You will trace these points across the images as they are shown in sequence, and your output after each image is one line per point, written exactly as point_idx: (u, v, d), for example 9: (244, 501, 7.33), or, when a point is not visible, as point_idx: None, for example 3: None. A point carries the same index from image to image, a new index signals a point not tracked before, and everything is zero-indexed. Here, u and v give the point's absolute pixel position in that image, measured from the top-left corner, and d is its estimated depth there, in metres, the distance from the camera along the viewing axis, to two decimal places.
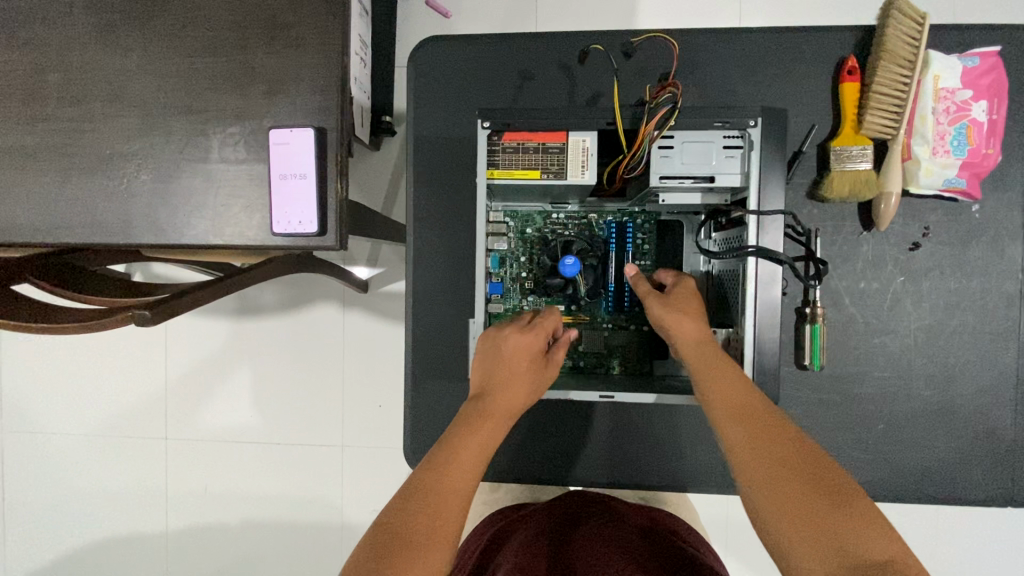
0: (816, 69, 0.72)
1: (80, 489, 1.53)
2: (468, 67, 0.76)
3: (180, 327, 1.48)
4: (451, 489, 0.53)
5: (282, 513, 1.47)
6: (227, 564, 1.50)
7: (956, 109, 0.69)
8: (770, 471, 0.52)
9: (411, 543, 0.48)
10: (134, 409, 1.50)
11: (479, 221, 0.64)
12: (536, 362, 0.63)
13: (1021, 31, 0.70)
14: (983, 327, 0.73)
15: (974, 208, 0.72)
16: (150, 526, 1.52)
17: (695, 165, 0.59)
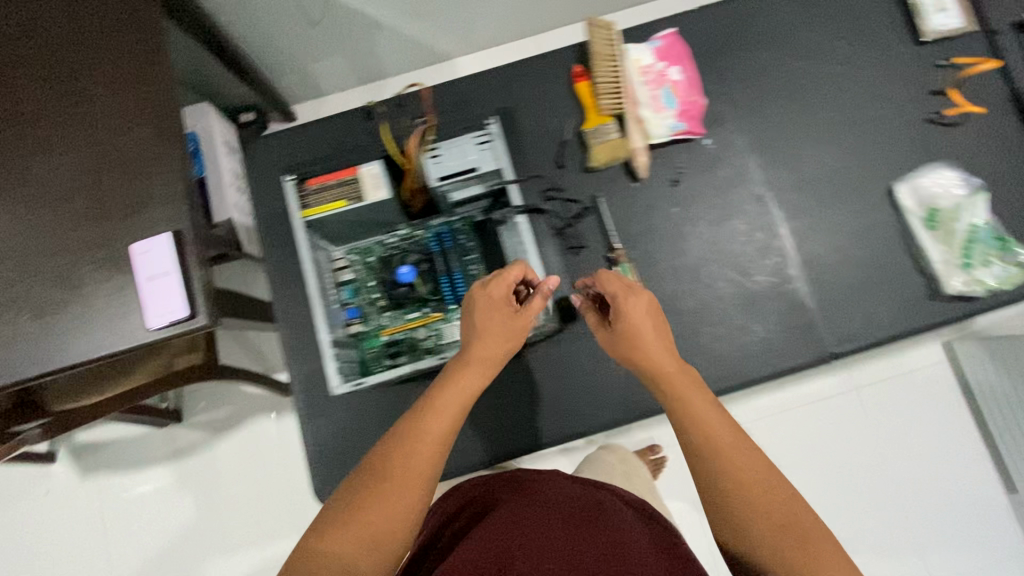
0: (556, 80, 0.94)
1: None
2: (290, 149, 0.91)
3: (115, 489, 1.46)
4: (431, 437, 0.65)
5: None
6: None
7: (658, 77, 0.90)
8: (746, 492, 0.59)
9: (392, 476, 0.61)
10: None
11: (305, 256, 0.82)
12: (502, 311, 0.75)
13: (687, 15, 0.95)
14: (750, 226, 0.90)
15: (705, 141, 0.91)
16: None
17: (456, 159, 0.86)
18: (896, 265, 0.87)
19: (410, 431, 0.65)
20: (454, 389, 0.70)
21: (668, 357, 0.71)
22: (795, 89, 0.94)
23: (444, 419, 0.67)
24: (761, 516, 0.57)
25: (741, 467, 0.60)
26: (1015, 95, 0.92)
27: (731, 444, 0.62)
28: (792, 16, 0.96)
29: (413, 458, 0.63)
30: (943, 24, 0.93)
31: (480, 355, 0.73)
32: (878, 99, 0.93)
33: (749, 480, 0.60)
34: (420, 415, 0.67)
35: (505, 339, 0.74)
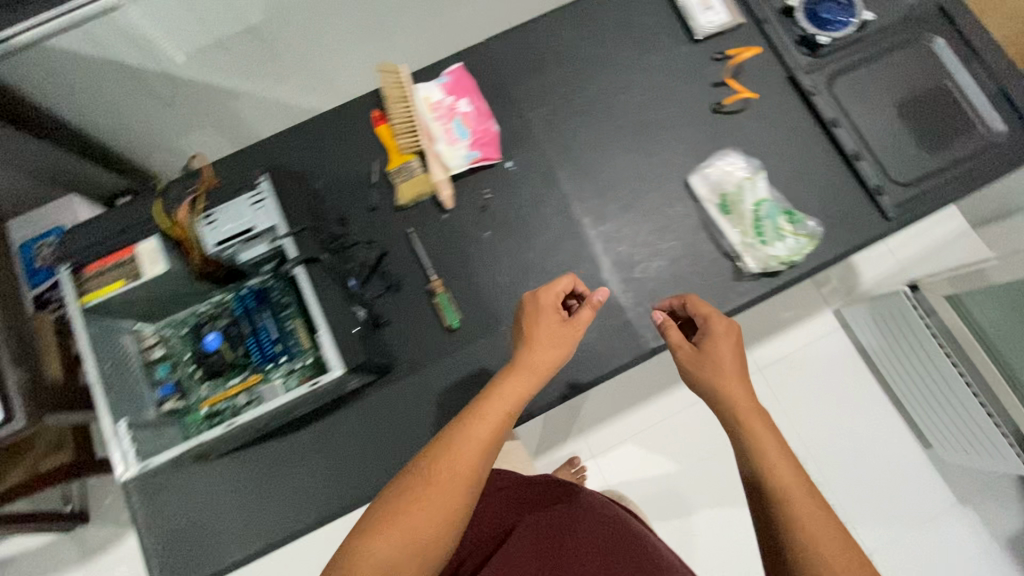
0: (358, 128, 0.97)
1: None
2: None
3: None
4: (474, 446, 0.70)
5: None
6: None
7: (449, 112, 0.93)
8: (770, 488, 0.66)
9: (431, 487, 0.67)
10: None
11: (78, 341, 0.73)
12: (560, 318, 0.79)
13: (476, 48, 1.00)
14: (561, 239, 0.93)
15: (507, 164, 0.95)
16: None
17: (234, 221, 0.77)
18: (702, 254, 0.90)
19: (462, 440, 0.70)
20: (495, 399, 0.74)
21: (729, 363, 0.76)
22: (587, 101, 0.98)
23: (491, 427, 0.72)
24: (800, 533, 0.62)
25: (778, 474, 0.66)
26: (788, 76, 0.97)
27: (770, 451, 0.68)
28: (573, 33, 1.00)
29: (452, 472, 0.68)
30: (712, 20, 0.99)
31: (536, 360, 0.77)
32: (665, 99, 0.98)
33: (783, 494, 0.65)
34: (467, 420, 0.72)
35: (560, 349, 0.78)
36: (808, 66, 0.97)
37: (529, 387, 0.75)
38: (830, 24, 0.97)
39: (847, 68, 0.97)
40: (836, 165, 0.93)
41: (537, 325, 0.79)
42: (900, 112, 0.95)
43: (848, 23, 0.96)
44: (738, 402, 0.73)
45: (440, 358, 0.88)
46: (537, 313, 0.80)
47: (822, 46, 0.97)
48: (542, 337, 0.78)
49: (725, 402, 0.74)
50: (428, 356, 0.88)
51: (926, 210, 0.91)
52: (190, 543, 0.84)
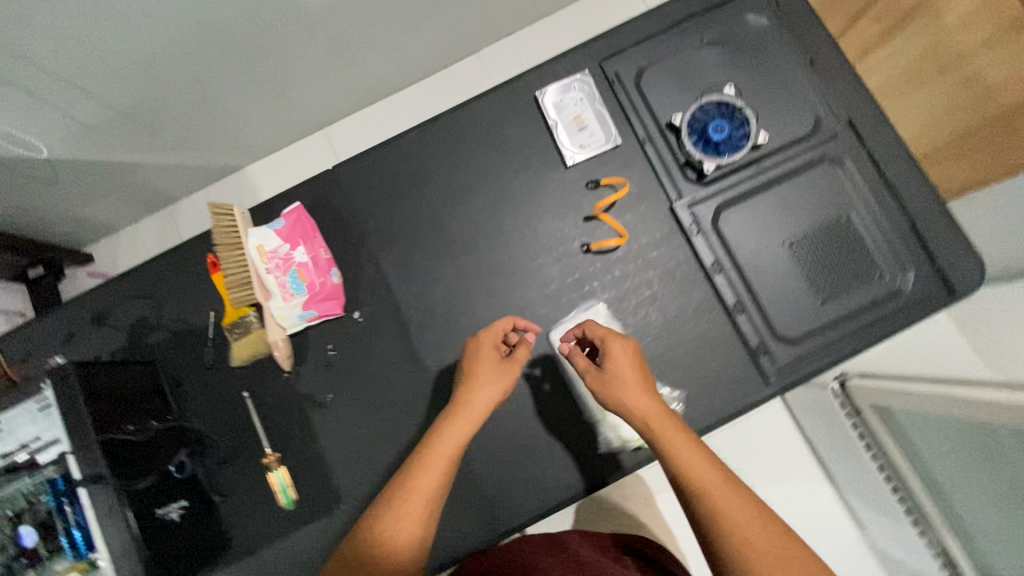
0: (194, 272, 0.89)
1: None
2: None
3: None
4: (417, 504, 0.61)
5: None
6: None
7: (283, 262, 0.83)
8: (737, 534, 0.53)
9: (383, 542, 0.59)
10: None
11: None
12: (496, 356, 0.71)
13: (325, 177, 0.90)
14: (410, 401, 0.85)
15: (355, 315, 0.86)
16: None
17: (26, 433, 0.70)
18: (561, 422, 0.81)
19: (399, 496, 0.62)
20: (439, 441, 0.65)
21: (645, 389, 0.64)
22: (446, 236, 0.88)
23: (438, 471, 0.63)
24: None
25: (727, 520, 0.54)
26: (670, 209, 0.86)
27: (717, 486, 0.56)
28: (432, 156, 0.90)
29: (406, 524, 0.60)
30: (586, 143, 0.87)
31: (473, 400, 0.68)
32: (532, 234, 0.87)
33: (734, 542, 0.53)
34: (409, 469, 0.64)
35: (494, 386, 0.69)
36: (692, 195, 0.85)
37: (469, 432, 0.65)
38: (720, 147, 0.85)
39: (737, 198, 0.85)
40: (716, 317, 0.83)
41: (473, 366, 0.71)
42: (795, 251, 0.83)
43: (739, 147, 0.84)
44: (670, 432, 0.60)
45: (274, 539, 0.82)
46: (478, 352, 0.72)
47: (710, 173, 0.85)
48: (477, 378, 0.70)
49: (655, 435, 0.61)
50: (262, 538, 0.82)
51: (815, 370, 0.81)
52: None
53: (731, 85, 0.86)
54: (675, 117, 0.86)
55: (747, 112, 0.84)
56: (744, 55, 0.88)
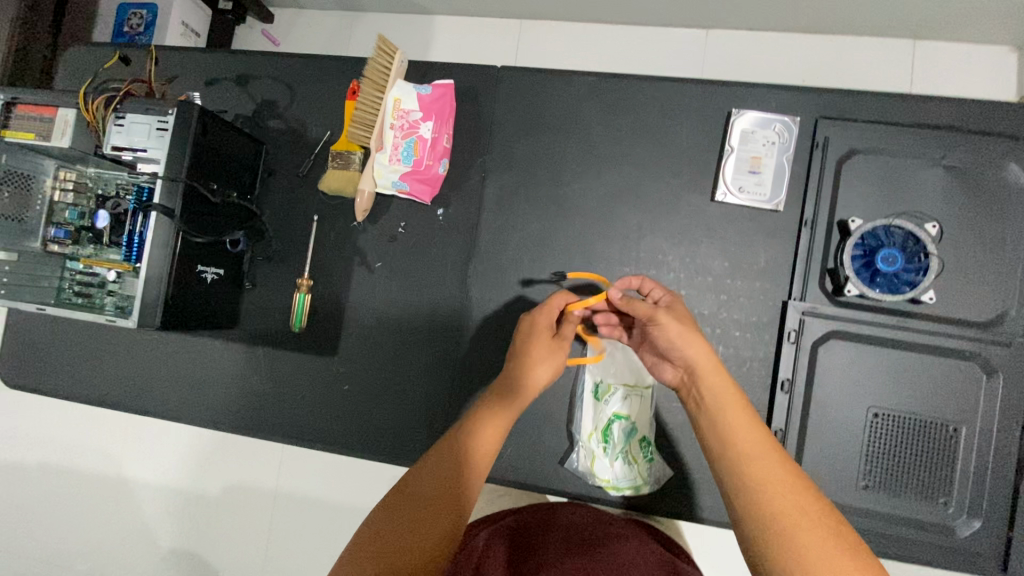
0: (335, 91, 0.91)
1: None
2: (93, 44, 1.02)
3: None
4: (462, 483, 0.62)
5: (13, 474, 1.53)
6: None
7: (407, 126, 0.83)
8: (783, 495, 0.52)
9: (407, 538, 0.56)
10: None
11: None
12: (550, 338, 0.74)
13: (490, 72, 0.87)
14: (437, 312, 0.86)
15: (439, 212, 0.87)
16: None
17: (137, 139, 0.76)
18: (547, 420, 0.80)
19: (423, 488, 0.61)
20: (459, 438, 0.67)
21: (699, 339, 0.63)
22: (559, 193, 0.85)
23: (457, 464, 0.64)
24: (773, 517, 0.51)
25: (754, 462, 0.55)
26: (782, 302, 0.77)
27: (753, 436, 0.57)
28: (594, 112, 0.84)
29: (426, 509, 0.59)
30: (744, 189, 0.79)
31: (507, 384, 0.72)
32: (635, 241, 0.82)
33: (753, 473, 0.54)
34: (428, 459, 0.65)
35: (545, 369, 0.73)
36: (814, 304, 0.76)
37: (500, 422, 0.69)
38: (876, 277, 0.74)
39: (858, 336, 0.75)
40: None
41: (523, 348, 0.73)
42: (874, 424, 0.74)
43: (897, 289, 0.73)
44: (720, 381, 0.61)
45: (270, 346, 0.89)
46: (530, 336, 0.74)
47: (848, 294, 0.75)
48: (526, 355, 0.73)
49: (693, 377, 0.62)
50: (260, 339, 0.89)
51: None
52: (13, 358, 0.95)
53: (936, 224, 0.74)
54: (854, 220, 0.75)
55: (932, 262, 0.72)
56: (975, 203, 0.74)
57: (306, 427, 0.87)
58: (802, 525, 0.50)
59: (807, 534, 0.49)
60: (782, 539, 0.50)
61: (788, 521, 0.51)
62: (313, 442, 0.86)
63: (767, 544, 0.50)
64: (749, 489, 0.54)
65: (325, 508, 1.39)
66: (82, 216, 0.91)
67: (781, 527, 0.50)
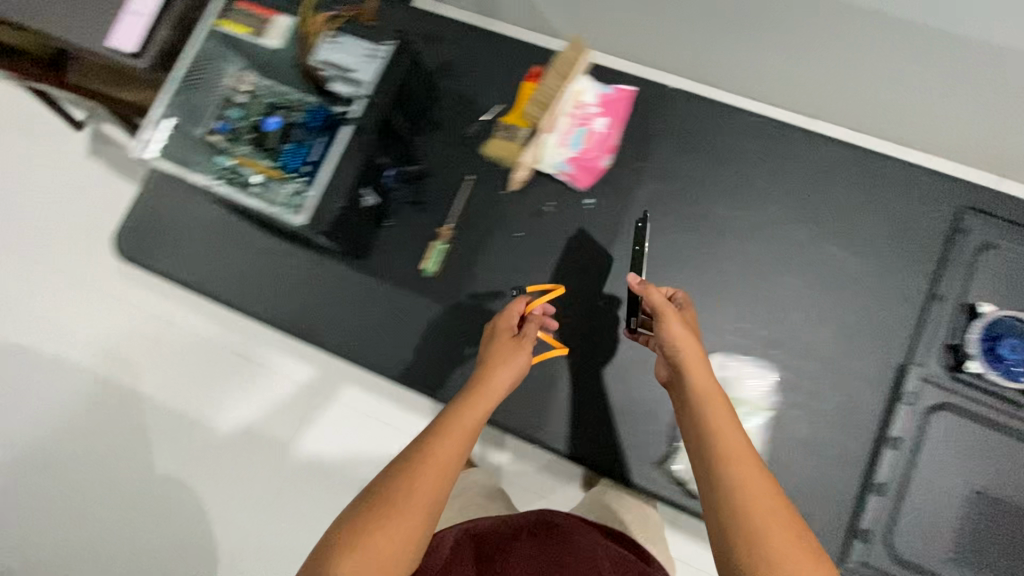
0: (513, 66, 0.96)
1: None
2: None
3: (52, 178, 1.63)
4: (433, 461, 0.61)
5: (63, 352, 1.57)
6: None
7: (583, 117, 0.90)
8: (747, 487, 0.55)
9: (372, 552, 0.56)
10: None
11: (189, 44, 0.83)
12: (518, 345, 0.75)
13: (665, 90, 0.92)
14: (566, 292, 0.89)
15: (588, 200, 0.90)
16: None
17: (347, 61, 0.83)
18: (650, 416, 0.85)
19: (391, 493, 0.59)
20: (425, 452, 0.62)
21: (700, 350, 0.65)
22: (706, 215, 0.89)
23: (430, 465, 0.62)
24: (737, 509, 0.54)
25: (722, 444, 0.58)
26: (901, 364, 0.82)
27: (730, 431, 0.59)
28: (757, 147, 0.90)
29: (390, 531, 0.57)
30: (882, 252, 0.85)
31: (494, 387, 0.69)
32: (769, 273, 0.87)
33: (725, 471, 0.56)
34: (391, 473, 0.61)
35: (510, 367, 0.72)
36: (931, 373, 0.81)
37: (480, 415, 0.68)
38: (996, 362, 0.79)
39: (966, 411, 0.79)
40: (846, 473, 0.80)
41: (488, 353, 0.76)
42: (966, 496, 0.78)
43: (1015, 378, 0.77)
44: (721, 404, 0.61)
45: (396, 284, 0.92)
46: (490, 342, 0.77)
47: (967, 372, 0.79)
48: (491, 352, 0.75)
49: (698, 384, 0.63)
50: (388, 274, 0.92)
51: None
52: (144, 232, 0.98)
53: None
54: (984, 304, 0.80)
55: None
56: None
57: (414, 368, 0.90)
58: (760, 510, 0.53)
59: (762, 514, 0.53)
60: (736, 519, 0.53)
61: (754, 512, 0.53)
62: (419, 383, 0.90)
63: (721, 518, 0.54)
64: (722, 475, 0.56)
65: (359, 466, 1.41)
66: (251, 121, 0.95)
67: (734, 505, 0.54)
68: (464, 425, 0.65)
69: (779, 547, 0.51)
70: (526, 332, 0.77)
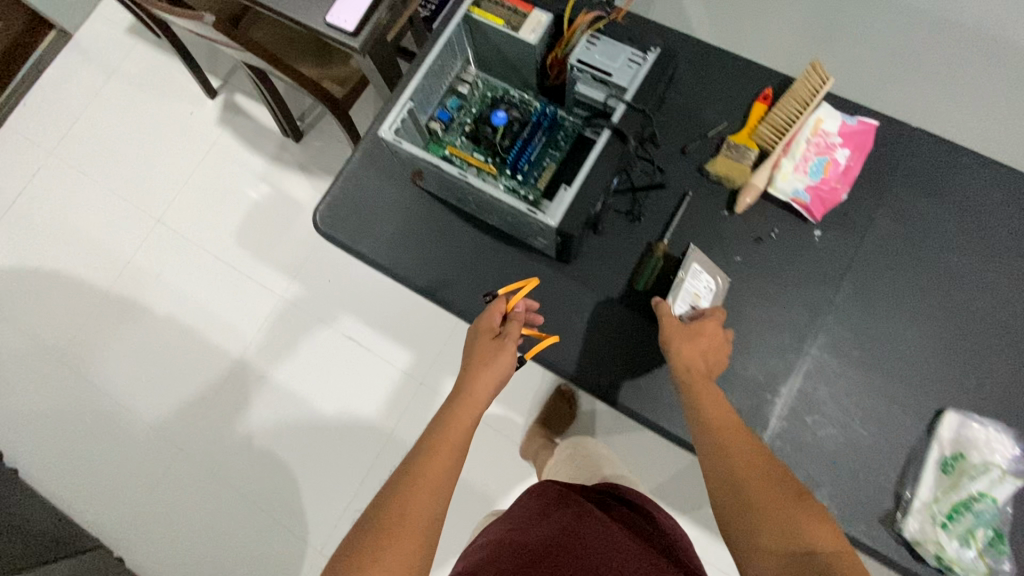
0: (740, 86, 0.93)
1: (97, 231, 1.88)
2: None
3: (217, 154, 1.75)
4: (435, 462, 0.69)
5: (222, 321, 1.77)
6: (159, 343, 1.79)
7: (824, 146, 0.86)
8: (756, 484, 0.63)
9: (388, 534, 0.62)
10: (167, 195, 1.89)
11: (445, 34, 0.84)
12: (492, 331, 0.79)
13: (904, 127, 0.88)
14: (786, 324, 0.84)
15: (816, 231, 0.87)
16: (124, 281, 1.84)
17: (602, 61, 0.80)
18: (873, 469, 0.79)
19: (409, 485, 0.67)
20: (433, 450, 0.71)
21: (690, 345, 0.76)
22: (943, 262, 0.84)
23: (428, 483, 0.67)
24: (748, 505, 0.63)
25: (727, 452, 0.67)
26: None
27: (732, 437, 0.68)
28: (1002, 198, 0.85)
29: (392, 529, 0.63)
30: None
31: (479, 387, 0.76)
32: (1010, 332, 0.82)
33: (739, 477, 0.65)
34: (404, 471, 0.68)
35: (500, 362, 0.77)
36: None
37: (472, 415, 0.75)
38: None
39: None
40: None
41: (472, 345, 0.80)
42: None
43: None
44: (712, 395, 0.73)
45: (599, 293, 0.89)
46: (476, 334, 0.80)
47: None
48: (471, 346, 0.79)
49: (695, 384, 0.74)
50: (593, 283, 0.90)
51: None
52: (343, 212, 0.98)
53: None
54: None
55: None
56: None
57: (613, 383, 0.86)
58: (767, 504, 0.62)
59: (770, 510, 0.61)
60: (752, 514, 0.62)
61: (766, 504, 0.62)
62: (617, 398, 0.86)
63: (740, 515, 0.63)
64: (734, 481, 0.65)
65: None
66: (468, 114, 0.95)
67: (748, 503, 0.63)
68: (464, 427, 0.74)
69: (788, 529, 0.59)
70: (509, 329, 0.79)
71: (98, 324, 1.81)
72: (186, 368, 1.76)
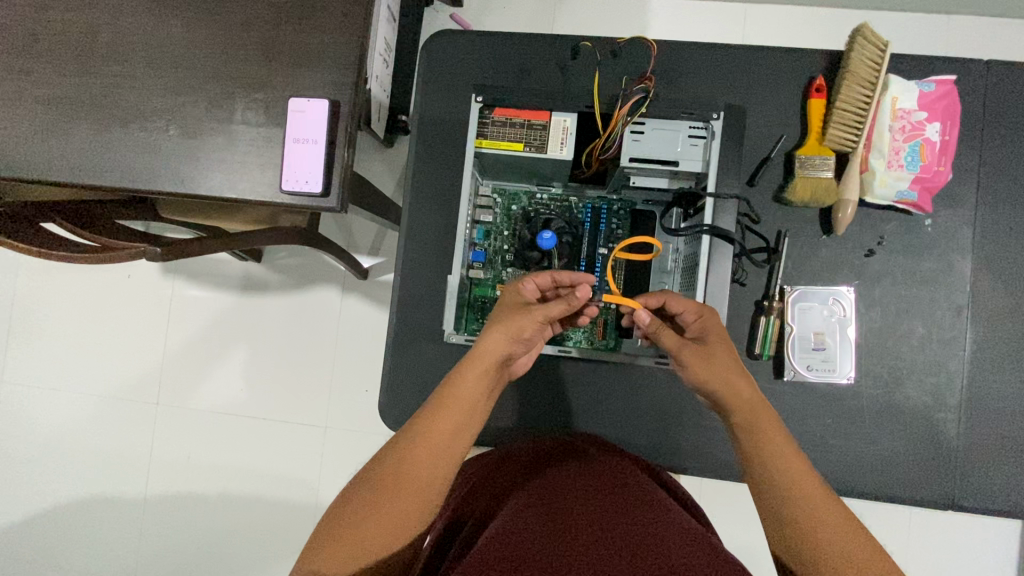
0: (786, 87, 0.79)
1: (59, 447, 1.56)
2: (471, 45, 0.84)
3: (194, 314, 1.54)
4: (429, 447, 0.55)
5: (258, 489, 1.50)
6: (194, 541, 1.51)
7: (911, 128, 0.76)
8: (785, 465, 0.53)
9: (372, 508, 0.52)
10: (133, 378, 1.55)
11: (466, 186, 0.71)
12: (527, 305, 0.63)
13: (977, 66, 0.77)
14: (931, 334, 0.78)
15: (926, 221, 0.78)
16: (122, 490, 1.54)
17: (662, 150, 0.68)
18: None
19: (398, 457, 0.54)
20: (432, 431, 0.56)
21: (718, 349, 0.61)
22: None
23: (426, 469, 0.54)
24: (781, 478, 0.53)
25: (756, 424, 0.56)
26: None
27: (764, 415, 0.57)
28: None
29: (374, 512, 0.52)
30: None
31: (494, 354, 0.60)
32: None
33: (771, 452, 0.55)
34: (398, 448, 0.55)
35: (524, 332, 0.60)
36: None
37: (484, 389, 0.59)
38: None
39: None
40: None
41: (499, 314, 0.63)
42: None
43: None
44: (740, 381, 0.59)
45: None
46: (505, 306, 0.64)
47: None
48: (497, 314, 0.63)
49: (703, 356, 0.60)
50: None
51: None
52: (412, 406, 0.82)
53: None
54: None
55: None
56: None
57: None
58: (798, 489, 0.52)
59: (806, 491, 0.52)
60: (789, 493, 0.52)
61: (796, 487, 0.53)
62: None
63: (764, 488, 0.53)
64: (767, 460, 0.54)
65: None
66: (502, 239, 0.80)
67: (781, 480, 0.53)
68: (450, 430, 0.56)
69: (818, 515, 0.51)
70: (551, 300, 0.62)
71: (115, 548, 1.53)
72: (237, 557, 1.50)
